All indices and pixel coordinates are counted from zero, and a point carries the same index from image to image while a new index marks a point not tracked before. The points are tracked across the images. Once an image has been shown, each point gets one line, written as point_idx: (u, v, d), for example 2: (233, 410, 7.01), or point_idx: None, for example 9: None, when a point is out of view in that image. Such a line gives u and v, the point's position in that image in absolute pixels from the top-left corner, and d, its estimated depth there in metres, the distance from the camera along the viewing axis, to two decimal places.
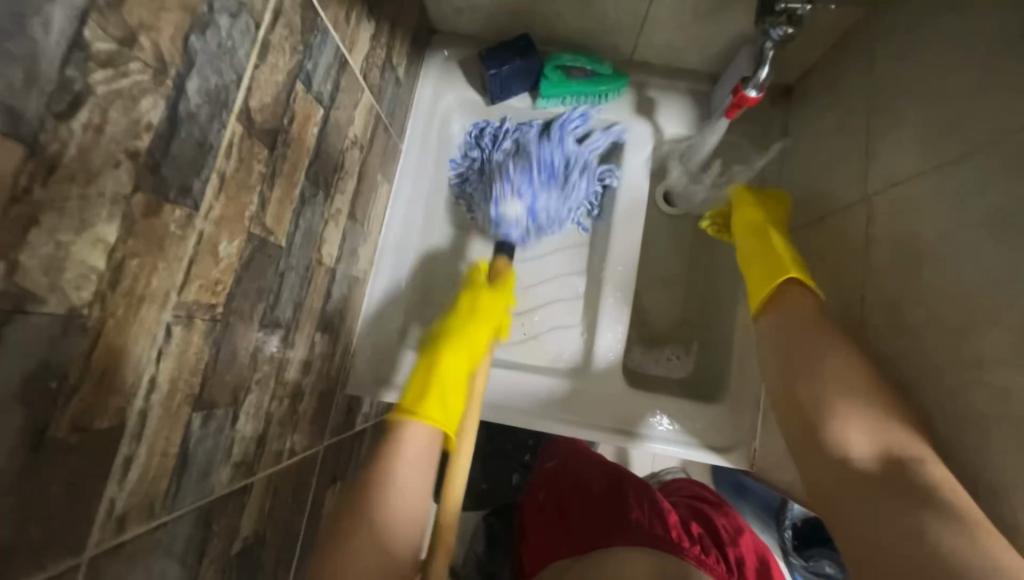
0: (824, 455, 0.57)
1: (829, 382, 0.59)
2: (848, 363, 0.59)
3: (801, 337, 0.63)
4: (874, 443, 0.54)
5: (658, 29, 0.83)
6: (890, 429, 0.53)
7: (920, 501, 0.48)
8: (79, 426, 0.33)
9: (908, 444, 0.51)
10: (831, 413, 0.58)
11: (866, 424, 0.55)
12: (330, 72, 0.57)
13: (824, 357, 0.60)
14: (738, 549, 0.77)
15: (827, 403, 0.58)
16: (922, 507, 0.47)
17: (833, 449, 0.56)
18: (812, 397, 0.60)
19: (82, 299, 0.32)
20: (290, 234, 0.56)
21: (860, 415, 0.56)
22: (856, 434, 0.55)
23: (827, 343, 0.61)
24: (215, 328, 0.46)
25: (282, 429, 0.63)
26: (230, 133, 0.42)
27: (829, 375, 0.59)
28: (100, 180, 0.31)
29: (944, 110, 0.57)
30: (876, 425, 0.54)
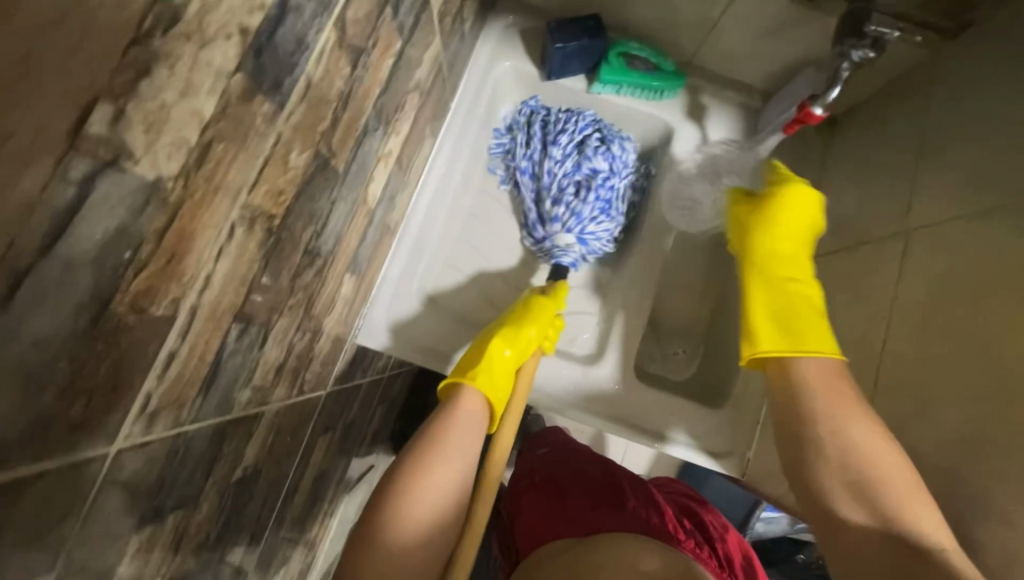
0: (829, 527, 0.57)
1: (839, 432, 0.58)
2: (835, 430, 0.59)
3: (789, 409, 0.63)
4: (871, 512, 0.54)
5: (724, 36, 0.84)
6: (896, 491, 0.53)
7: (914, 560, 0.49)
8: (137, 307, 0.31)
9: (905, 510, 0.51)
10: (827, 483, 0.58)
11: (865, 479, 0.55)
12: (414, 6, 0.56)
13: (835, 406, 0.60)
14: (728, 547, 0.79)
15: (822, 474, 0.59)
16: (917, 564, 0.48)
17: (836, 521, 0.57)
18: (817, 443, 0.60)
19: (170, 170, 0.29)
20: (347, 163, 0.54)
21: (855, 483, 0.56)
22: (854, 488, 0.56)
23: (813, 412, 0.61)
24: (268, 240, 0.43)
25: (298, 364, 0.61)
26: (325, 38, 0.40)
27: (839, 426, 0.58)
28: (211, 47, 0.29)
29: (996, 158, 0.59)
30: (879, 484, 0.54)
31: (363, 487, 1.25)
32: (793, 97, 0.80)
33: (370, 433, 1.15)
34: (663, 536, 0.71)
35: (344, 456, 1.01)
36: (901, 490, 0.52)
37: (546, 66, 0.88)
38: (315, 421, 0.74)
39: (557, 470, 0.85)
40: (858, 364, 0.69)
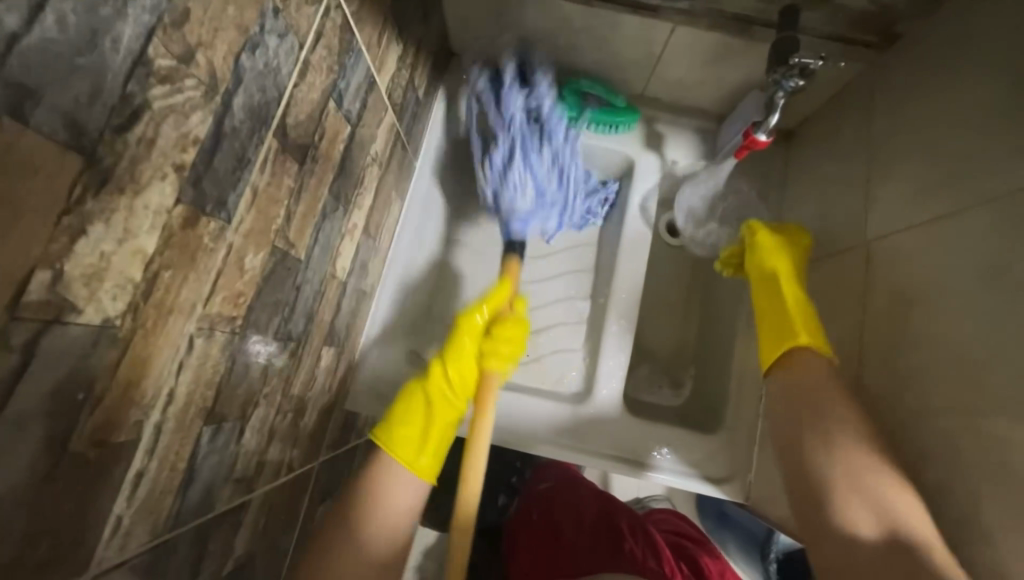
0: (830, 531, 0.57)
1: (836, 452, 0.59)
2: (850, 432, 0.59)
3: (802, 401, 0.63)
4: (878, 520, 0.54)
5: (669, 69, 0.87)
6: (909, 519, 0.51)
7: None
8: (97, 440, 0.33)
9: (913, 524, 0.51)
10: (835, 485, 0.58)
11: (871, 501, 0.55)
12: (359, 92, 0.58)
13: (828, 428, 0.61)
14: None
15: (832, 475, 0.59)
16: None
17: (838, 525, 0.56)
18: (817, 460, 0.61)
19: (117, 309, 0.31)
20: (309, 248, 0.56)
21: (864, 492, 0.56)
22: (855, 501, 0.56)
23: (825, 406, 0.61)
24: (232, 340, 0.45)
25: (283, 445, 0.62)
26: (266, 148, 0.43)
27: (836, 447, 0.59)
28: (146, 192, 0.31)
29: (939, 167, 0.61)
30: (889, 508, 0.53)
31: None
32: (742, 120, 0.82)
33: None
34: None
35: None
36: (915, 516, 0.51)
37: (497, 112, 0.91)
38: (310, 493, 0.74)
39: (557, 510, 0.84)
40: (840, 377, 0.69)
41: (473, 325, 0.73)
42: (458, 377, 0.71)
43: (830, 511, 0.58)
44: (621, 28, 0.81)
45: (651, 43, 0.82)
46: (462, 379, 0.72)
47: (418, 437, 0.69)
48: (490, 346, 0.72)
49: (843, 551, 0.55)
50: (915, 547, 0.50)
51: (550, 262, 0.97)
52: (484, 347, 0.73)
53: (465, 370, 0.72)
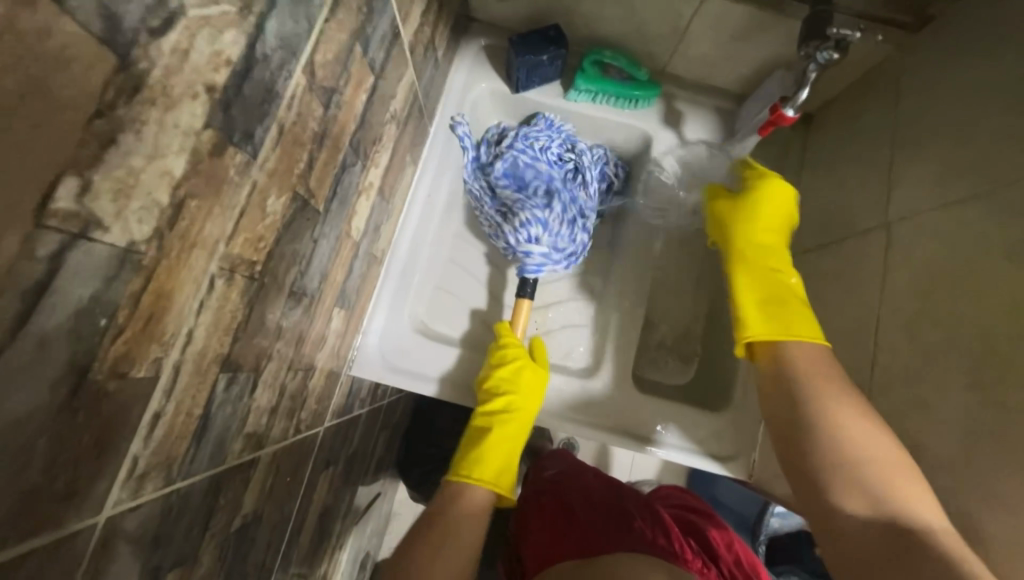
0: (829, 511, 0.56)
1: (841, 425, 0.57)
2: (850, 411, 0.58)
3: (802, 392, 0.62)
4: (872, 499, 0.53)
5: (693, 44, 0.85)
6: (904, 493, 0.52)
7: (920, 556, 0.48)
8: (117, 372, 0.31)
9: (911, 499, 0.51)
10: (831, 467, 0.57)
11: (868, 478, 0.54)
12: (384, 41, 0.56)
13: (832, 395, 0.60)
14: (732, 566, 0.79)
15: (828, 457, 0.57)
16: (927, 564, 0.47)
17: (835, 506, 0.56)
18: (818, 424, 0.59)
19: (143, 233, 0.29)
20: (327, 201, 0.54)
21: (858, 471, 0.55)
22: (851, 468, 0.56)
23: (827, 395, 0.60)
24: (251, 286, 0.43)
25: (292, 405, 0.60)
26: (294, 84, 0.40)
27: (840, 419, 0.58)
28: (177, 109, 0.29)
29: (967, 150, 0.60)
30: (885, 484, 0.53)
31: (370, 516, 1.23)
32: (766, 99, 0.80)
33: (374, 461, 1.13)
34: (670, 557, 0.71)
35: (350, 488, 1.00)
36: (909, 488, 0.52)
37: (514, 79, 0.89)
38: (315, 457, 0.73)
39: (563, 490, 0.85)
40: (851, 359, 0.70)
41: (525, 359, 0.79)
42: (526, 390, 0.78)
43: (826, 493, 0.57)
44: None
45: (678, 15, 0.80)
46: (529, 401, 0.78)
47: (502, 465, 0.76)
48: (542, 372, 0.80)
49: (838, 529, 0.55)
50: (909, 522, 0.50)
51: None
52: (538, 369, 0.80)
53: (531, 408, 0.79)
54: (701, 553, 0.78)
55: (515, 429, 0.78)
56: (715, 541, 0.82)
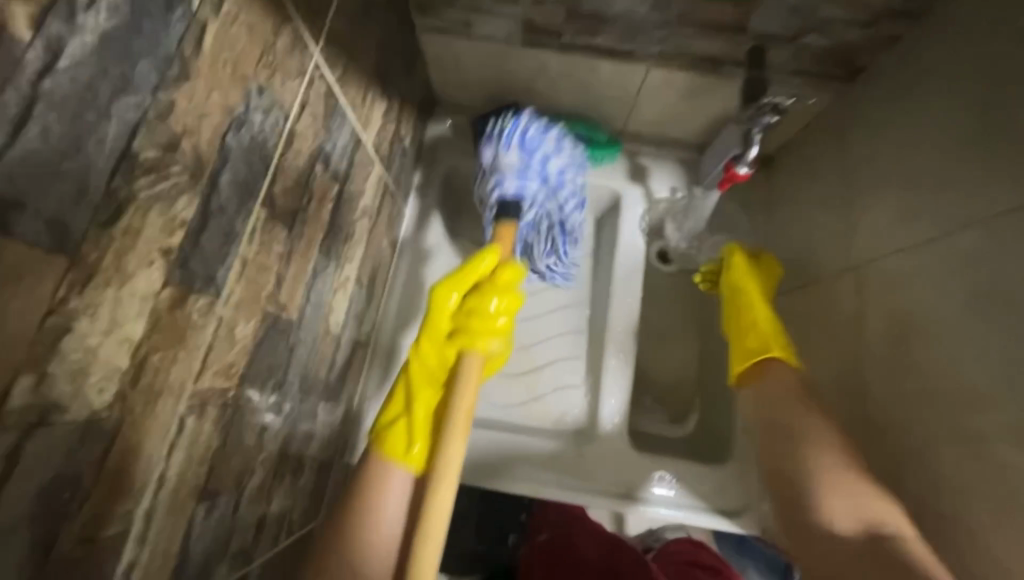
0: (812, 533, 0.60)
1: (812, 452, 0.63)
2: (823, 434, 0.64)
3: (787, 415, 0.66)
4: (856, 518, 0.57)
5: (647, 104, 0.89)
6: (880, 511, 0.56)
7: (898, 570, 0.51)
8: (84, 538, 0.31)
9: (887, 516, 0.55)
10: (819, 487, 0.61)
11: (849, 500, 0.59)
12: (346, 151, 0.60)
13: (818, 440, 0.64)
14: None
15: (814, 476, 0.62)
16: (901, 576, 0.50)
17: (819, 525, 0.60)
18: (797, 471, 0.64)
19: (103, 401, 0.31)
20: (301, 308, 0.55)
21: (837, 491, 0.60)
22: (840, 505, 0.59)
23: (804, 415, 0.66)
24: (225, 412, 0.44)
25: (282, 508, 0.60)
26: (254, 219, 0.43)
27: (813, 447, 0.64)
28: (132, 281, 0.31)
29: (918, 190, 0.62)
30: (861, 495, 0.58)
31: None
32: (722, 150, 0.84)
33: None
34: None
35: None
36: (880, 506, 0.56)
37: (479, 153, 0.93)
38: None
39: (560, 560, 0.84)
40: (842, 400, 0.69)
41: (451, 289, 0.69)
42: (434, 350, 0.67)
43: (812, 512, 0.61)
44: (597, 71, 0.84)
45: (628, 82, 0.85)
46: (439, 348, 0.67)
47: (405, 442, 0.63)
48: (477, 310, 0.67)
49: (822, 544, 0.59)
50: (890, 537, 0.54)
51: (543, 295, 0.96)
52: (462, 311, 0.68)
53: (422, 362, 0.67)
54: None
55: (423, 392, 0.66)
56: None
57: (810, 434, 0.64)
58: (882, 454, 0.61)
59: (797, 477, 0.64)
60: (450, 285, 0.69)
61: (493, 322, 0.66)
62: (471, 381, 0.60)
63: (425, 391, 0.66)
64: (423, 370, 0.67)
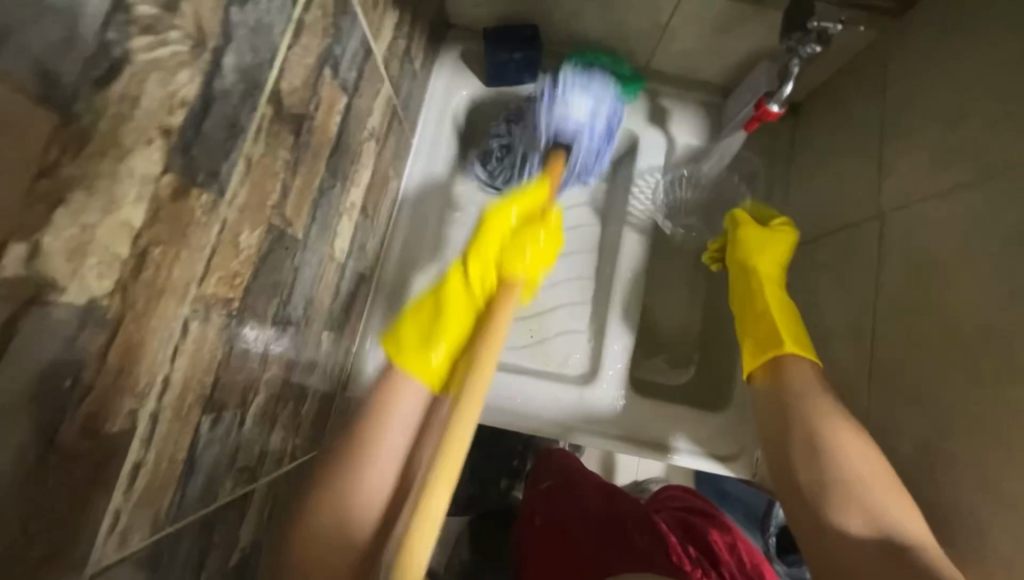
0: (818, 525, 0.58)
1: (828, 441, 0.60)
2: (841, 420, 0.61)
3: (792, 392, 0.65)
4: (866, 519, 0.56)
5: (675, 39, 0.83)
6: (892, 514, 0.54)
7: None
8: (89, 430, 0.30)
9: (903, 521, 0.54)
10: (831, 481, 0.59)
11: (865, 498, 0.56)
12: (355, 60, 0.55)
13: (838, 434, 0.60)
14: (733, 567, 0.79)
15: (829, 467, 0.59)
16: None
17: (832, 522, 0.57)
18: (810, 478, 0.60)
19: (103, 288, 0.28)
20: (306, 227, 0.53)
21: (855, 489, 0.57)
22: (852, 507, 0.57)
23: (819, 404, 0.63)
24: (230, 324, 0.42)
25: (285, 432, 0.60)
26: (260, 115, 0.39)
27: (828, 437, 0.60)
28: (130, 158, 0.28)
29: (958, 137, 0.59)
30: (876, 494, 0.56)
31: None
32: (751, 92, 0.80)
33: None
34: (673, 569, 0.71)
35: None
36: (893, 508, 0.55)
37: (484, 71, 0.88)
38: None
39: (560, 509, 0.83)
40: (850, 353, 0.69)
41: (489, 241, 0.69)
42: (478, 274, 0.67)
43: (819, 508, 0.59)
44: None
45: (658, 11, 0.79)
46: (479, 274, 0.67)
47: (428, 366, 0.63)
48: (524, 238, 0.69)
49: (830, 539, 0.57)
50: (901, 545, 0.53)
51: None
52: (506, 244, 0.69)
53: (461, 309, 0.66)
54: (699, 559, 0.78)
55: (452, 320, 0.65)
56: (716, 545, 0.81)
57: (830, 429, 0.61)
58: (885, 404, 0.62)
59: (805, 473, 0.61)
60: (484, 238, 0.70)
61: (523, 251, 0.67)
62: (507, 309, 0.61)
63: (456, 301, 0.66)
64: (461, 288, 0.67)
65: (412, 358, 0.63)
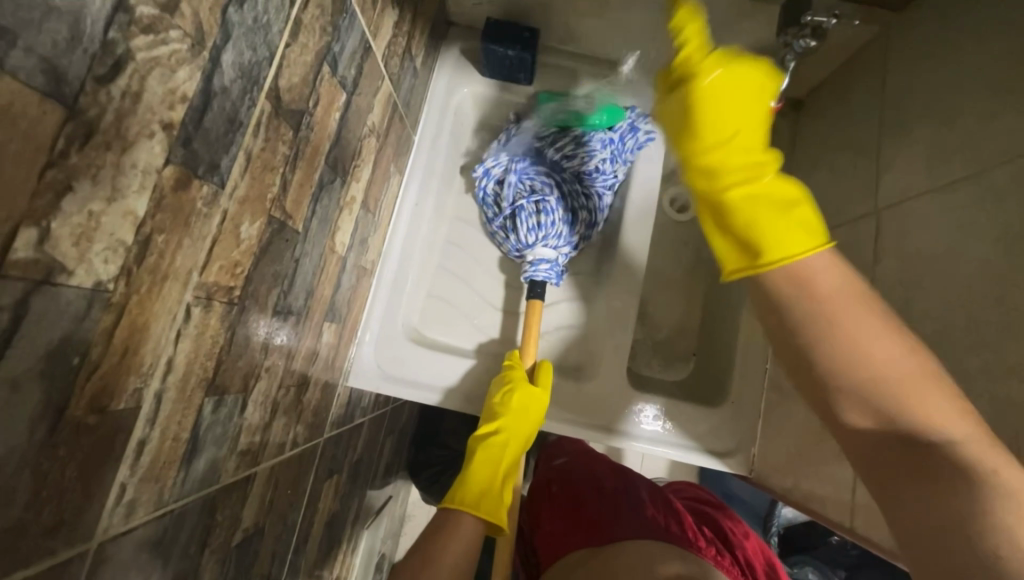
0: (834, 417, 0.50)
1: (836, 323, 0.46)
2: (864, 314, 0.45)
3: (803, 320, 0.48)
4: (880, 419, 0.46)
5: (674, 35, 0.84)
6: (923, 405, 0.44)
7: (954, 490, 0.41)
8: (96, 406, 0.32)
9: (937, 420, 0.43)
10: (838, 381, 0.47)
11: (877, 399, 0.46)
12: (354, 58, 0.56)
13: (858, 323, 0.45)
14: (747, 552, 0.78)
15: (834, 371, 0.47)
16: (954, 492, 0.41)
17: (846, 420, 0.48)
18: (812, 400, 0.51)
19: (109, 272, 0.30)
20: (306, 220, 0.54)
21: (872, 394, 0.46)
22: (865, 405, 0.47)
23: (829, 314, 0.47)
24: (231, 311, 0.44)
25: (287, 418, 0.62)
26: (259, 111, 0.41)
27: (835, 319, 0.46)
28: (134, 150, 0.30)
29: (956, 132, 0.59)
30: (903, 392, 0.44)
31: (382, 517, 1.26)
32: None
33: (381, 466, 1.16)
34: (684, 544, 0.71)
35: (358, 492, 1.01)
36: (928, 399, 0.43)
37: (482, 63, 0.90)
38: (316, 466, 0.74)
39: (574, 478, 0.85)
40: None
41: (516, 428, 0.76)
42: (512, 431, 0.76)
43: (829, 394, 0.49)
44: None
45: (656, 8, 0.80)
46: (515, 428, 0.76)
47: (488, 501, 0.71)
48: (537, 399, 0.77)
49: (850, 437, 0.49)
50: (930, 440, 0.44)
51: None
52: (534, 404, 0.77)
53: (522, 432, 0.76)
54: (713, 540, 0.77)
55: (505, 464, 0.76)
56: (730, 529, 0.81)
57: (855, 345, 0.45)
58: None
59: (816, 364, 0.48)
60: (515, 421, 0.75)
61: None
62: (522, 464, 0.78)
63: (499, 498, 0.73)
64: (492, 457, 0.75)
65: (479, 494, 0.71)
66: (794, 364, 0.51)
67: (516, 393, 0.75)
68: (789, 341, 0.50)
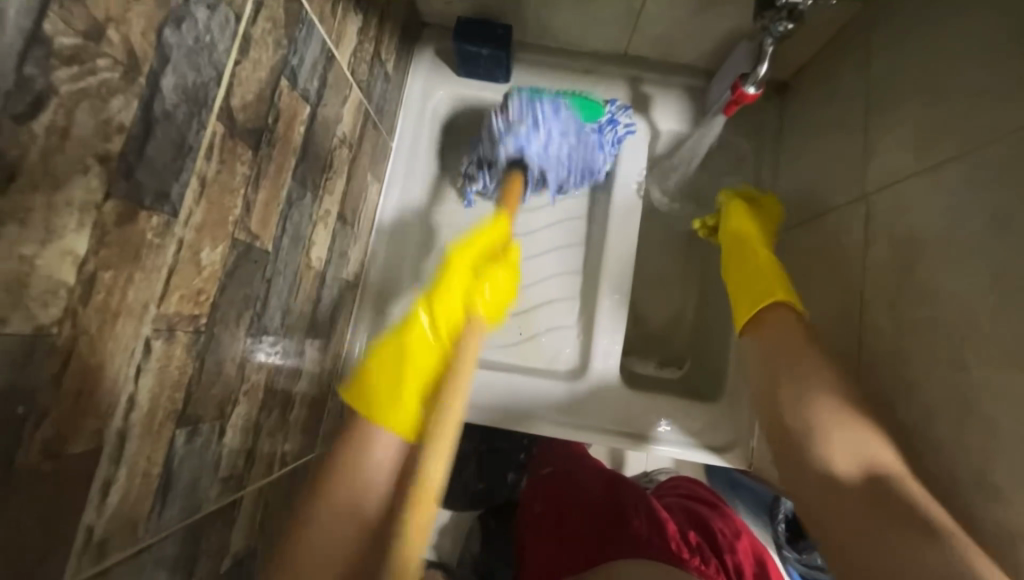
0: (815, 480, 0.60)
1: (816, 397, 0.62)
2: (835, 399, 0.60)
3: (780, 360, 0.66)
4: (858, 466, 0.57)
5: (651, 23, 0.82)
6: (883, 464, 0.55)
7: (912, 522, 0.50)
8: (50, 452, 0.31)
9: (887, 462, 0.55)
10: (820, 440, 0.60)
11: (852, 448, 0.58)
12: (316, 68, 0.55)
13: (831, 408, 0.60)
14: (737, 556, 0.79)
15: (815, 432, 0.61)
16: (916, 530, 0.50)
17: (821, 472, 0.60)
18: (795, 469, 0.63)
19: (51, 316, 0.29)
20: (276, 239, 0.53)
21: (842, 442, 0.58)
22: (845, 459, 0.58)
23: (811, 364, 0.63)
24: (198, 340, 0.43)
25: (273, 438, 0.61)
26: (210, 133, 0.40)
27: (814, 392, 0.62)
28: (67, 187, 0.29)
29: (944, 110, 0.56)
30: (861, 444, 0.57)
31: None
32: (730, 75, 0.78)
33: None
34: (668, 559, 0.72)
35: None
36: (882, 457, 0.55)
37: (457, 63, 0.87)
38: None
39: (559, 491, 0.85)
40: (839, 338, 0.67)
41: (452, 280, 0.68)
42: (444, 311, 0.67)
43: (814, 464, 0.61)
44: None
45: None
46: (448, 320, 0.67)
47: (394, 394, 0.63)
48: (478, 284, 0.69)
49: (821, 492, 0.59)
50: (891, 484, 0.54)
51: (536, 236, 0.92)
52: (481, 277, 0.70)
53: (452, 318, 0.67)
54: (699, 548, 0.77)
55: (433, 349, 0.66)
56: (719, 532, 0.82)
57: (814, 401, 0.61)
58: (876, 390, 0.61)
59: (801, 430, 0.62)
60: (451, 274, 0.69)
61: (484, 290, 0.69)
62: (473, 347, 0.64)
63: (424, 362, 0.66)
64: (426, 341, 0.66)
65: (387, 393, 0.63)
66: (781, 441, 0.65)
67: (453, 264, 0.70)
68: (777, 400, 0.66)
